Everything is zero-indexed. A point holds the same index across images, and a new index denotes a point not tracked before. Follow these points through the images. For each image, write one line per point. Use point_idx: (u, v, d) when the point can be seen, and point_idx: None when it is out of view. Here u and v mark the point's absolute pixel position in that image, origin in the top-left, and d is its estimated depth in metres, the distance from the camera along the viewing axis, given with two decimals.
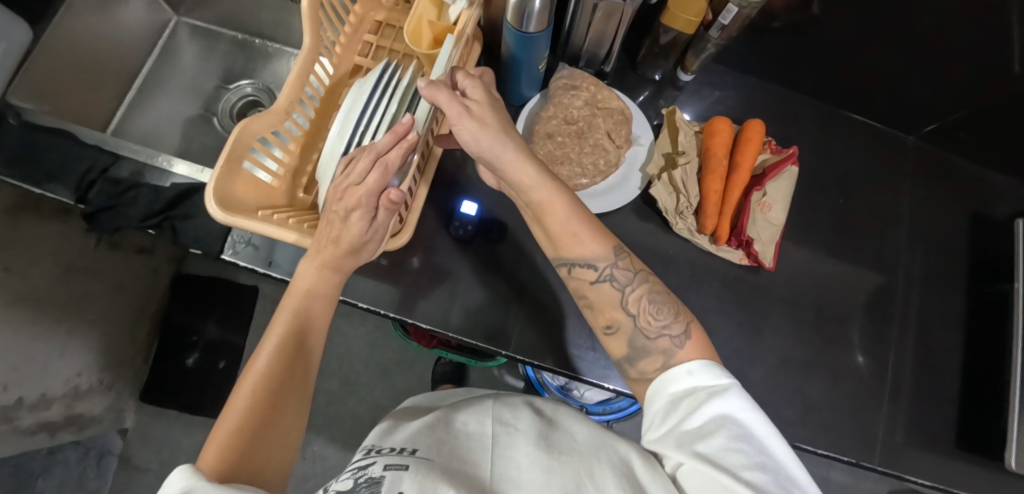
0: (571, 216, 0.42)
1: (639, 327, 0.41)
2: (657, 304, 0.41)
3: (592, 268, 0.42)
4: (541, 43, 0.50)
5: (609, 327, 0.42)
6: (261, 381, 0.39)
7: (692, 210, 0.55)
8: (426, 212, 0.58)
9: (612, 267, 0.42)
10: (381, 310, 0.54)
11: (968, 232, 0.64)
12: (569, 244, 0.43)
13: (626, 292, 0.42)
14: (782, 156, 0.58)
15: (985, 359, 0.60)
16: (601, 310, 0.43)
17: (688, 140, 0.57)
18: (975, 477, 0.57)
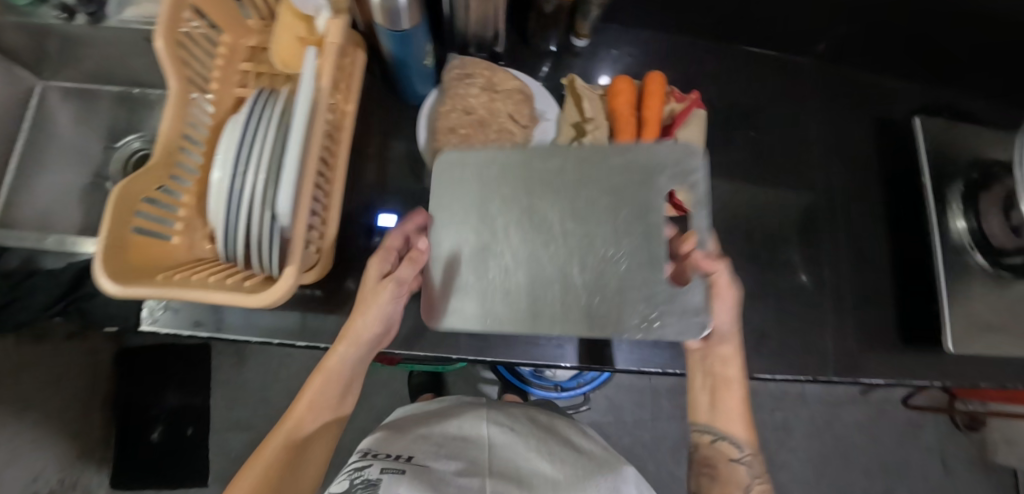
0: (744, 411, 0.48)
1: None
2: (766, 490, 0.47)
3: (738, 447, 0.48)
4: (419, 37, 0.48)
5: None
6: (277, 451, 0.44)
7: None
8: (348, 233, 0.56)
9: (750, 455, 0.47)
10: (322, 343, 0.53)
11: (875, 137, 0.67)
12: (728, 415, 0.48)
13: (756, 478, 0.47)
14: (687, 103, 0.58)
15: (907, 252, 0.63)
16: (722, 481, 0.47)
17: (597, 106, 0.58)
18: (922, 364, 0.60)
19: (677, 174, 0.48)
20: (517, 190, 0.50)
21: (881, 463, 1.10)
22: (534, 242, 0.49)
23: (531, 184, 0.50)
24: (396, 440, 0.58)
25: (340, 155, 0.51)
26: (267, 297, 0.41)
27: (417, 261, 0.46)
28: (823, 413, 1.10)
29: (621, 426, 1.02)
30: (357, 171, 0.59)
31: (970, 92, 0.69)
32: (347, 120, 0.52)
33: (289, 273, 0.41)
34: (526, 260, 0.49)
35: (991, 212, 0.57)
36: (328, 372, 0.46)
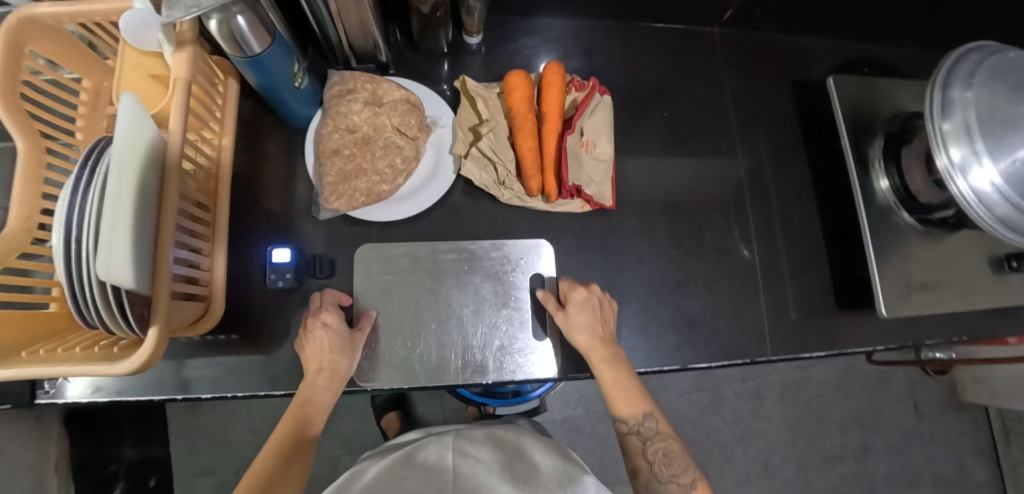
0: (635, 387, 0.47)
1: (656, 476, 0.45)
2: (670, 456, 0.46)
3: (626, 423, 0.47)
4: (281, 61, 0.45)
5: (633, 470, 0.46)
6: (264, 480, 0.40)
7: (514, 178, 0.54)
8: (249, 274, 0.54)
9: (641, 424, 0.47)
10: (231, 392, 0.51)
11: (793, 101, 0.65)
12: (620, 398, 0.47)
13: (649, 441, 0.46)
14: (586, 91, 0.56)
15: (834, 217, 0.62)
16: (629, 456, 0.47)
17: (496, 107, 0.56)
18: (860, 329, 0.59)
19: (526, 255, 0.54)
20: (388, 275, 0.53)
21: (856, 418, 1.10)
22: (403, 317, 0.52)
23: (400, 265, 0.53)
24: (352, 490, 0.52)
25: (220, 193, 0.49)
26: (133, 358, 0.38)
27: (371, 313, 0.51)
28: (794, 375, 1.10)
29: (593, 417, 1.01)
30: (253, 205, 0.56)
31: (886, 42, 0.68)
32: (225, 155, 0.50)
33: (154, 334, 0.38)
34: (394, 334, 0.51)
35: (913, 165, 0.55)
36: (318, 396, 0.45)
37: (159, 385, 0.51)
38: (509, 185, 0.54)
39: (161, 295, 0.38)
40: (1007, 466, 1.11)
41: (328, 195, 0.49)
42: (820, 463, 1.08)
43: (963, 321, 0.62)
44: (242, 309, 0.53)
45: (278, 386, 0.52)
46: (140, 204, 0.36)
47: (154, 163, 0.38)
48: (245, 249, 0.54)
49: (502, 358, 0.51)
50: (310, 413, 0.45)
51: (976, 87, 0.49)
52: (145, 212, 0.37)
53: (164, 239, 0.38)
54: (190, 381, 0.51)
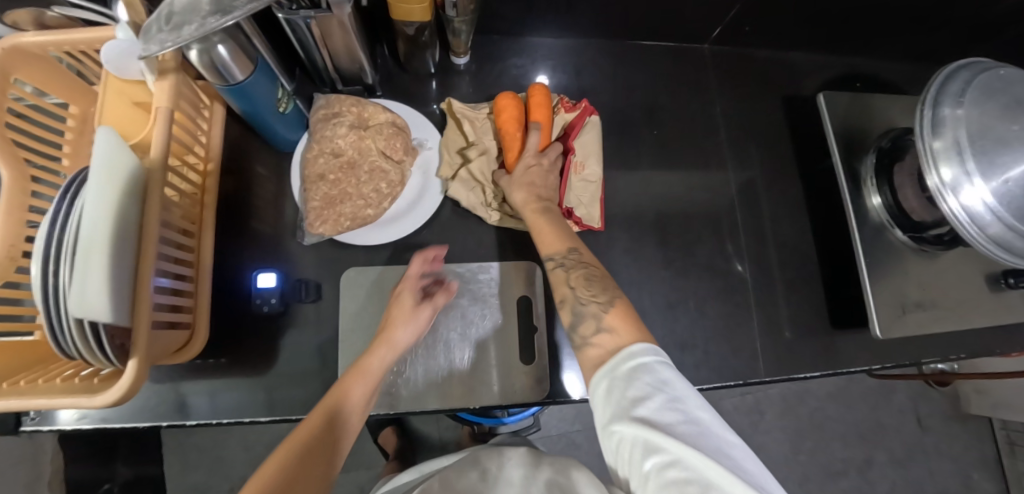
0: (559, 230, 0.48)
1: (579, 297, 0.43)
2: (591, 279, 0.44)
3: (553, 262, 0.46)
4: (263, 88, 0.45)
5: (560, 301, 0.44)
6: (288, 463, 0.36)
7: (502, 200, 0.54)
8: (235, 298, 0.54)
9: (564, 256, 0.46)
10: (216, 419, 0.50)
11: (784, 117, 0.65)
12: (546, 238, 0.47)
13: (570, 270, 0.45)
14: (577, 112, 0.57)
15: (827, 233, 0.61)
16: (555, 286, 0.45)
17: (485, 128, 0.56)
18: (856, 349, 0.58)
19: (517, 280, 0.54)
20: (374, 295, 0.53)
21: (857, 431, 1.09)
22: None
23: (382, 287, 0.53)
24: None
25: (204, 219, 0.49)
26: (112, 391, 0.37)
27: (450, 290, 0.50)
28: (794, 388, 1.09)
29: (590, 433, 1.00)
30: (240, 228, 0.55)
31: (878, 56, 0.67)
32: (209, 180, 0.50)
33: (134, 366, 0.38)
34: None
35: (905, 183, 0.54)
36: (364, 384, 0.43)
37: (143, 412, 0.50)
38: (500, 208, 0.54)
39: (142, 326, 0.38)
40: (1013, 480, 1.09)
41: (314, 220, 0.49)
42: (822, 477, 1.06)
43: (961, 339, 0.61)
44: (228, 334, 0.52)
45: (270, 412, 0.51)
46: (118, 235, 0.35)
47: (132, 193, 0.37)
48: (232, 273, 0.54)
49: (489, 382, 0.50)
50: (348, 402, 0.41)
51: (967, 104, 0.48)
52: (124, 242, 0.36)
53: (145, 269, 0.38)
54: (174, 408, 0.51)
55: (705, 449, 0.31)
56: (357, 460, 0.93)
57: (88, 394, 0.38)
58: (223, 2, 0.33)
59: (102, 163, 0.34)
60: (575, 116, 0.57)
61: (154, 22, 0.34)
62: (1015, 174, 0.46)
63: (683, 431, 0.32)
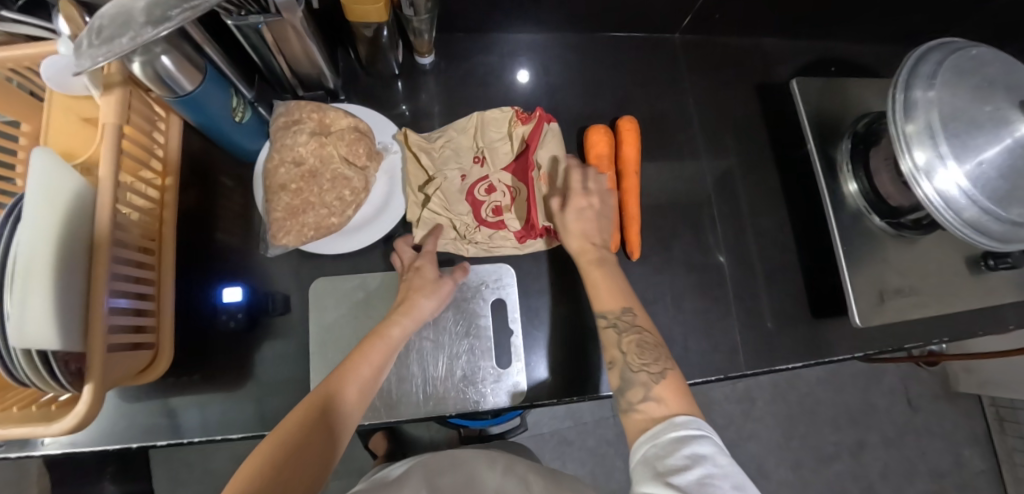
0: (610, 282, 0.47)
1: (629, 363, 0.42)
2: (644, 347, 0.42)
3: (603, 318, 0.45)
4: (216, 99, 0.44)
5: (609, 363, 0.43)
6: (324, 400, 0.38)
7: (475, 229, 0.54)
8: (202, 313, 0.52)
9: (619, 317, 0.44)
10: (187, 438, 0.49)
11: (759, 105, 0.64)
12: (602, 292, 0.46)
13: (625, 334, 0.43)
14: (533, 123, 0.55)
15: (805, 222, 0.61)
16: (604, 348, 0.44)
17: (445, 156, 0.55)
18: (837, 338, 0.58)
19: (490, 288, 0.53)
20: (346, 303, 0.53)
21: (849, 415, 1.09)
22: None
23: (357, 299, 0.53)
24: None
25: (165, 234, 0.48)
26: (67, 421, 0.36)
27: (467, 268, 0.51)
28: (784, 375, 1.09)
29: (582, 429, 1.00)
30: (206, 242, 0.54)
31: (852, 39, 0.66)
32: (167, 195, 0.48)
33: (90, 392, 0.37)
34: None
35: (881, 169, 0.54)
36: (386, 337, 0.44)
37: (114, 434, 0.49)
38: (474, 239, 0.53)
39: (95, 350, 0.37)
40: (1003, 455, 1.09)
41: (276, 231, 0.47)
42: (814, 462, 1.07)
43: (943, 323, 0.60)
44: (198, 351, 0.51)
45: (242, 429, 0.50)
46: (65, 256, 0.34)
47: (77, 215, 0.36)
48: (199, 288, 0.53)
49: (466, 387, 0.50)
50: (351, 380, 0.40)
51: (938, 86, 0.48)
52: (70, 266, 0.35)
53: (97, 291, 0.37)
54: (144, 429, 0.49)
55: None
56: (348, 467, 0.93)
57: (43, 423, 0.37)
58: (157, 12, 0.32)
59: (40, 182, 0.33)
60: (533, 129, 0.55)
61: (85, 36, 0.33)
62: (988, 155, 0.46)
63: None
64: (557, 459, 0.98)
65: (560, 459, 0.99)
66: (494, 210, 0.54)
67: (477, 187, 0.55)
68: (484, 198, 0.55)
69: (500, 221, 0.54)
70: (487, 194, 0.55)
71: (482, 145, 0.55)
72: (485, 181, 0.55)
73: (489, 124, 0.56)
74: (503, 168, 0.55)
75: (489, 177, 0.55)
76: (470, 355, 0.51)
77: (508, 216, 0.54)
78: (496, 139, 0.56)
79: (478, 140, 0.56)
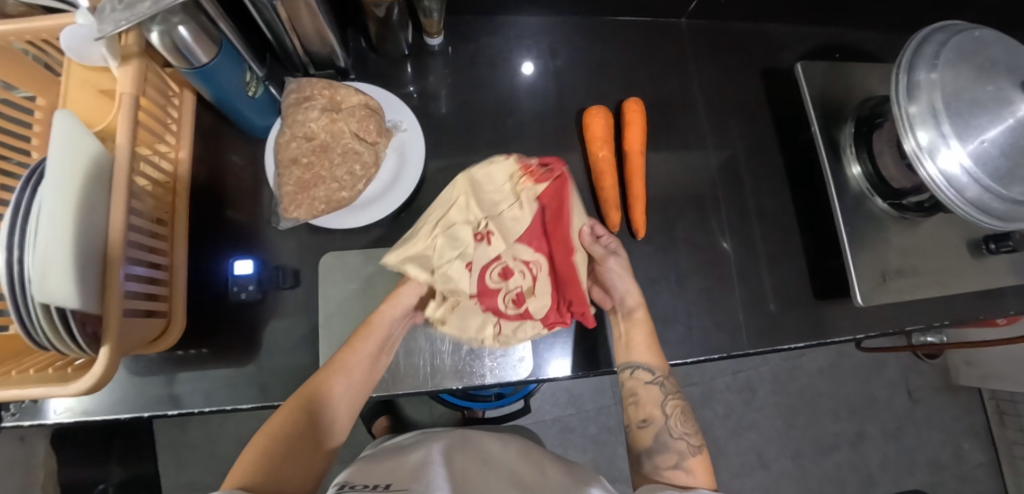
0: (650, 341, 0.50)
1: (670, 426, 0.47)
2: (685, 414, 0.48)
3: (650, 372, 0.48)
4: (230, 71, 0.44)
5: (644, 421, 0.48)
6: (314, 397, 0.44)
7: (504, 323, 0.49)
8: (213, 287, 0.53)
9: (664, 378, 0.48)
10: (198, 408, 0.50)
11: (763, 89, 0.65)
12: (643, 347, 0.50)
13: (669, 397, 0.48)
14: (554, 180, 0.46)
15: (809, 204, 0.61)
16: (641, 405, 0.48)
17: (440, 248, 0.48)
18: (838, 318, 0.58)
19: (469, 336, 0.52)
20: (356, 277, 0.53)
21: (850, 406, 1.10)
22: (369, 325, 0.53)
23: (366, 273, 0.54)
24: (373, 468, 0.46)
25: (179, 204, 0.49)
26: (80, 385, 0.37)
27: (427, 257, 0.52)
28: (785, 366, 1.10)
29: (584, 416, 1.00)
30: (217, 218, 0.55)
31: (857, 25, 0.67)
32: (181, 168, 0.50)
33: (105, 354, 0.38)
34: None
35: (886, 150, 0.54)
36: (368, 335, 0.47)
37: (125, 404, 0.50)
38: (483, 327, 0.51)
39: (112, 314, 0.37)
40: (1003, 447, 1.10)
41: (287, 204, 0.48)
42: (815, 452, 1.07)
43: (945, 306, 0.61)
44: (208, 323, 0.52)
45: (252, 399, 0.51)
46: (84, 219, 0.35)
47: (95, 182, 0.37)
48: (209, 263, 0.54)
49: (474, 361, 0.51)
50: (328, 395, 0.44)
51: (941, 68, 0.48)
52: (89, 230, 0.36)
53: (113, 258, 0.38)
54: (157, 399, 0.51)
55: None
56: (351, 450, 0.94)
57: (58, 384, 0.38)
58: None
59: (58, 147, 0.33)
60: (548, 189, 0.46)
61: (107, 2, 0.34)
62: (991, 135, 0.46)
63: None
64: (559, 446, 0.99)
65: (563, 446, 1.00)
66: (514, 299, 0.49)
67: (489, 271, 0.48)
68: (500, 283, 0.48)
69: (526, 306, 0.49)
70: (502, 280, 0.48)
71: (484, 218, 0.47)
72: (497, 263, 0.48)
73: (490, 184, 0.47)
74: (513, 243, 0.47)
75: (501, 258, 0.48)
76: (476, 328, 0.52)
77: (531, 304, 0.49)
78: (496, 202, 0.47)
79: (477, 212, 0.47)
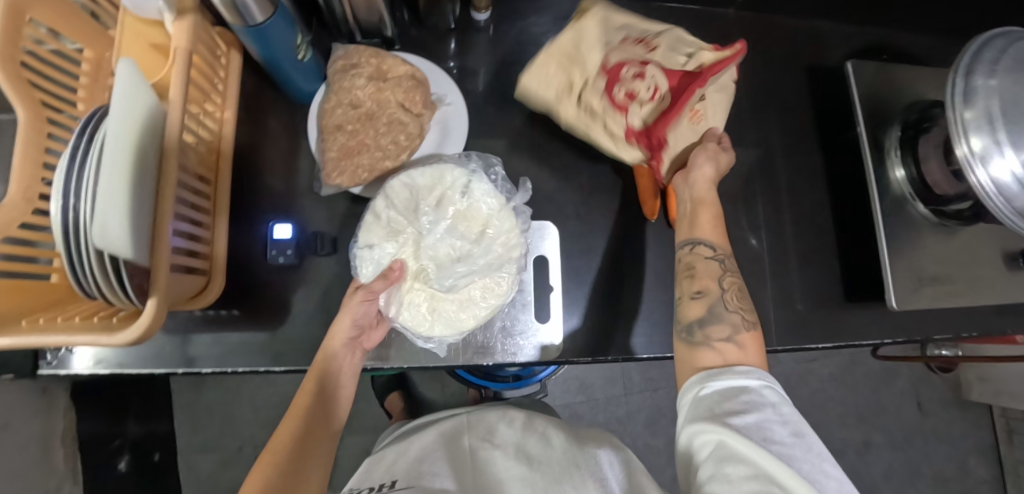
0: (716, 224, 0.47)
1: (724, 301, 0.43)
2: (741, 291, 0.45)
3: (711, 247, 0.46)
4: (283, 32, 0.44)
5: (698, 293, 0.44)
6: (304, 412, 0.43)
7: (598, 101, 0.51)
8: (251, 249, 0.54)
9: (725, 255, 0.46)
10: (231, 368, 0.51)
11: (808, 86, 0.63)
12: (704, 226, 0.47)
13: (727, 274, 0.45)
14: (729, 53, 0.47)
15: (847, 206, 0.61)
16: (697, 278, 0.45)
17: (626, 24, 0.52)
18: (868, 322, 0.58)
19: (422, 337, 0.49)
20: None
21: (859, 412, 1.10)
22: None
23: None
24: (376, 468, 0.46)
25: (223, 166, 0.49)
26: (121, 334, 0.36)
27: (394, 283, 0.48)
28: (797, 369, 1.10)
29: (593, 404, 1.01)
30: (256, 182, 0.55)
31: (908, 28, 0.65)
32: (226, 128, 0.50)
33: (153, 305, 0.37)
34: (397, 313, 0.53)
35: (930, 155, 0.53)
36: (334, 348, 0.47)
37: (161, 359, 0.51)
38: (444, 305, 0.49)
39: (161, 268, 0.37)
40: (1010, 465, 1.10)
41: (331, 171, 0.49)
42: None
43: (976, 317, 0.60)
44: (243, 285, 0.53)
45: (284, 363, 0.52)
46: (139, 170, 0.35)
47: (149, 135, 0.37)
48: (246, 225, 0.54)
49: (503, 338, 0.52)
50: (316, 408, 0.43)
51: (1000, 74, 0.47)
52: (143, 181, 0.36)
53: (163, 212, 0.38)
54: (191, 357, 0.51)
55: (802, 473, 0.30)
56: (363, 423, 0.95)
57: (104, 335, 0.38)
58: None
59: (118, 96, 0.33)
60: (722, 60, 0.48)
61: None
62: None
63: (779, 451, 0.31)
64: None
65: None
66: (627, 94, 0.50)
67: (626, 67, 0.50)
68: (627, 79, 0.50)
69: (627, 108, 0.51)
70: (634, 77, 0.49)
71: (660, 41, 0.51)
72: (640, 64, 0.50)
73: (413, 178, 0.49)
74: (663, 69, 0.50)
75: (648, 66, 0.50)
76: (508, 308, 0.53)
77: (633, 110, 0.50)
78: (679, 46, 0.51)
79: (660, 33, 0.51)
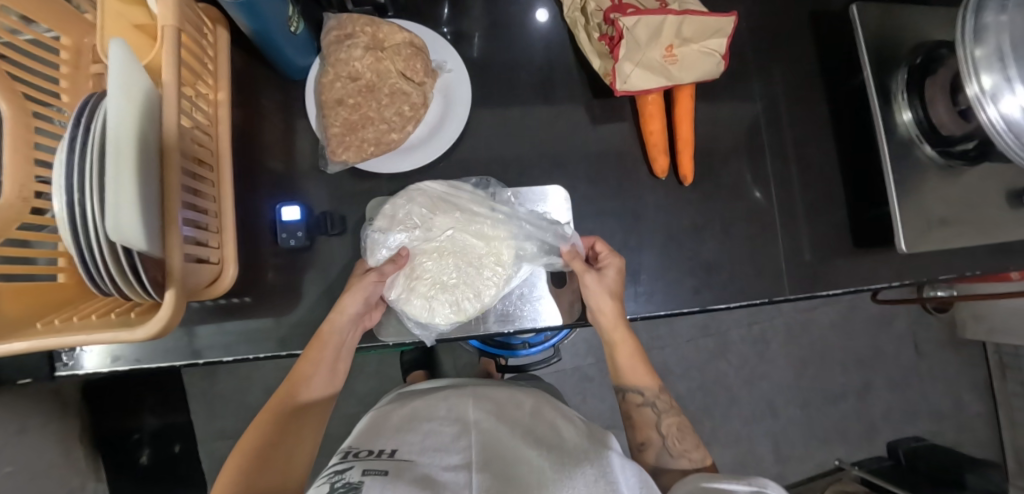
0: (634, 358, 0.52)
1: (666, 445, 0.50)
2: (681, 431, 0.51)
3: (640, 394, 0.53)
4: (274, 4, 0.42)
5: (643, 443, 0.51)
6: (291, 388, 0.47)
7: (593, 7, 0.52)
8: (259, 234, 0.53)
9: (657, 396, 0.52)
10: (253, 354, 0.51)
11: (812, 34, 0.62)
12: (633, 372, 0.53)
13: (664, 416, 0.52)
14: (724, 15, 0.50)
15: (854, 153, 0.61)
16: (639, 428, 0.52)
17: None
18: (877, 267, 0.59)
19: (417, 324, 0.51)
20: None
21: (858, 357, 1.13)
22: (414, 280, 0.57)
23: None
24: (377, 430, 0.46)
25: (224, 150, 0.48)
26: (138, 334, 0.35)
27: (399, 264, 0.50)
28: (799, 319, 1.12)
29: (603, 366, 1.03)
30: (257, 166, 0.54)
31: None
32: (221, 110, 0.48)
33: (172, 297, 0.36)
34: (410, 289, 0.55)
35: (937, 97, 0.53)
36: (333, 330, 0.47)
37: (181, 351, 0.51)
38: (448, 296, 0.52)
39: (175, 258, 0.36)
40: (1001, 398, 1.15)
41: (336, 147, 0.48)
42: (822, 401, 1.12)
43: (980, 256, 0.62)
44: (256, 271, 0.52)
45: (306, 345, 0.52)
46: (143, 159, 0.34)
47: (148, 122, 0.35)
48: (252, 210, 0.53)
49: (523, 304, 0.53)
50: (308, 383, 0.47)
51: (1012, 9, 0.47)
52: (148, 171, 0.34)
53: (171, 202, 0.36)
54: (211, 346, 0.51)
55: None
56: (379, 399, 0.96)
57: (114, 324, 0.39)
58: None
59: (115, 81, 0.31)
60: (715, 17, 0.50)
61: None
62: None
63: None
64: (579, 394, 1.02)
65: (582, 394, 1.03)
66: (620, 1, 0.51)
67: None
68: None
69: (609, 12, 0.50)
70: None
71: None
72: None
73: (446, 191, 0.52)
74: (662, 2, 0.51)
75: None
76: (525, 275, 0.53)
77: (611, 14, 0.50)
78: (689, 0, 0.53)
79: None
